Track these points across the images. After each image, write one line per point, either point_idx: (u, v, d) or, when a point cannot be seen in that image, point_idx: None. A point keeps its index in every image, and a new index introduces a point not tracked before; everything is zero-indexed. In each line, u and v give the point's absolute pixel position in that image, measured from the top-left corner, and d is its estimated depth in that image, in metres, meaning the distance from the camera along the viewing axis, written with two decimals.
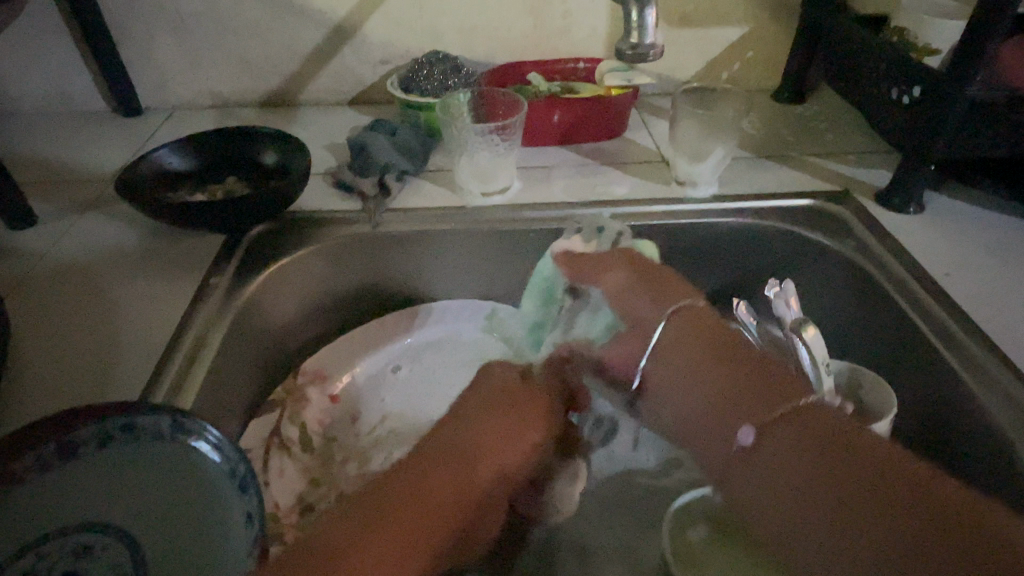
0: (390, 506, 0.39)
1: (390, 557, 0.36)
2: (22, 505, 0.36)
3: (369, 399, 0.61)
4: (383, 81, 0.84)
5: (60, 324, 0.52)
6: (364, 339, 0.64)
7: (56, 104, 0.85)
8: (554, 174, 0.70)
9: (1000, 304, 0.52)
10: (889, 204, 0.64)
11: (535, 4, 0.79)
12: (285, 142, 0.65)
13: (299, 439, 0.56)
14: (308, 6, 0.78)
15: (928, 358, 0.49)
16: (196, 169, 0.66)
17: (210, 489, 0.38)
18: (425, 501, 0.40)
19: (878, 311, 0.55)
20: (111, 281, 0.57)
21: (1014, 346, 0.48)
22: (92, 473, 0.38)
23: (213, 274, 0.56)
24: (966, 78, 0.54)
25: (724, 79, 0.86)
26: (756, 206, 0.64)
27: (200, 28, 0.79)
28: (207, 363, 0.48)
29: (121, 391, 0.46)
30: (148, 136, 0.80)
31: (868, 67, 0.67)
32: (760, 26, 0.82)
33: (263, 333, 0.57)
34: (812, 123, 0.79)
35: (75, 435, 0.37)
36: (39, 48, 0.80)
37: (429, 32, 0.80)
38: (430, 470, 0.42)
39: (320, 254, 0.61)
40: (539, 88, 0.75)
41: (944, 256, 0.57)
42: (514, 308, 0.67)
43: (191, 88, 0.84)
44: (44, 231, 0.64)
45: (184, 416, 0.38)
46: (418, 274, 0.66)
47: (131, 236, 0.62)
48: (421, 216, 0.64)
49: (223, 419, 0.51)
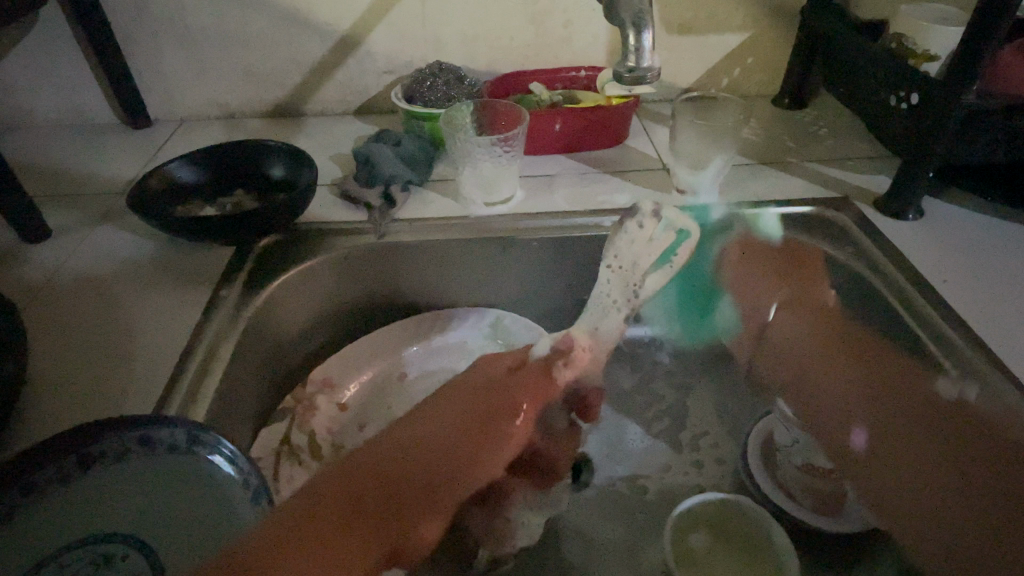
0: (361, 475, 0.41)
1: (351, 540, 0.38)
2: (46, 513, 0.37)
3: (376, 405, 0.62)
4: (387, 91, 0.86)
5: (75, 336, 0.53)
6: (371, 345, 0.65)
7: (67, 116, 0.87)
8: (556, 183, 0.71)
9: (996, 311, 0.53)
10: (887, 209, 0.64)
11: (536, 13, 0.80)
12: (292, 155, 0.67)
13: (307, 447, 0.57)
14: (312, 18, 0.79)
15: (924, 364, 0.50)
16: (205, 182, 0.67)
17: (223, 499, 0.39)
18: (401, 505, 0.41)
19: (876, 317, 0.56)
20: (124, 293, 0.58)
21: (1011, 353, 0.48)
22: (110, 482, 0.39)
23: (223, 285, 0.57)
24: (961, 90, 0.54)
25: (724, 84, 0.87)
26: (756, 214, 0.65)
27: (207, 41, 0.80)
28: (220, 374, 0.50)
29: (137, 402, 0.47)
30: (157, 147, 0.81)
31: (867, 73, 0.68)
32: (760, 33, 0.83)
33: (274, 343, 0.59)
34: (811, 128, 0.80)
35: (93, 448, 0.38)
36: (51, 62, 0.81)
37: (432, 41, 0.81)
38: (386, 445, 0.45)
39: (327, 264, 0.62)
40: (541, 97, 0.76)
41: (941, 263, 0.58)
42: (518, 315, 0.67)
43: (200, 100, 0.85)
44: (57, 244, 0.65)
45: (200, 430, 0.39)
46: (427, 285, 0.67)
47: (143, 247, 0.63)
48: (426, 227, 0.65)
49: (236, 428, 0.52)
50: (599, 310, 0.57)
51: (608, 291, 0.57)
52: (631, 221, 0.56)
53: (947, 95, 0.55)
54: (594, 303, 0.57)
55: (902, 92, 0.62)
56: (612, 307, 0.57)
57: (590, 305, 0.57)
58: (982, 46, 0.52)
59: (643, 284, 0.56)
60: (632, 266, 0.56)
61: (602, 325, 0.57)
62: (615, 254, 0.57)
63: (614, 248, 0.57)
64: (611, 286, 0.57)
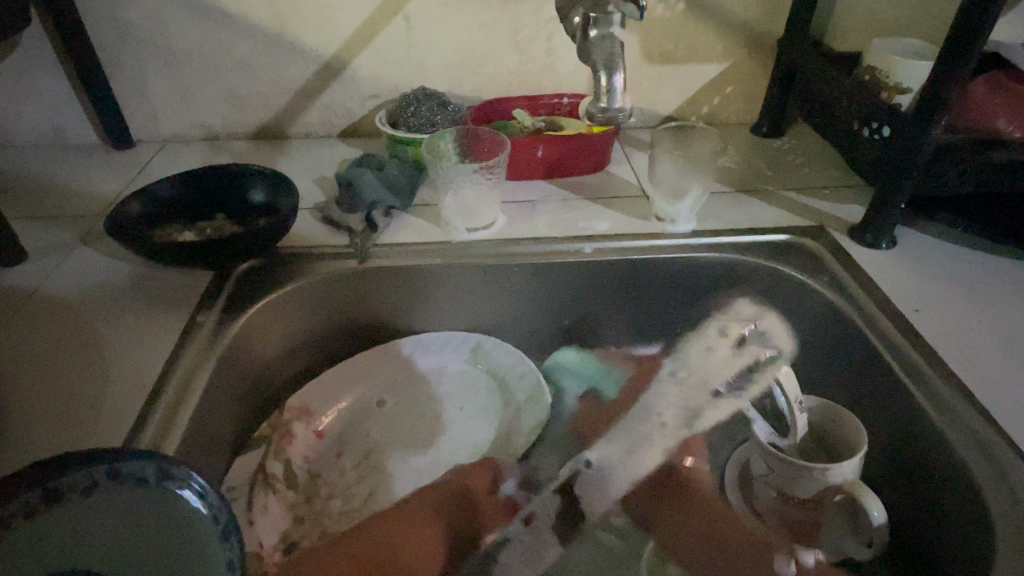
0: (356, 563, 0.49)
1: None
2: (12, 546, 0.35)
3: (354, 432, 0.62)
4: (371, 115, 0.86)
5: (46, 363, 0.53)
6: (349, 371, 0.65)
7: (48, 136, 0.86)
8: (538, 209, 0.72)
9: (964, 340, 0.54)
10: (862, 239, 0.65)
11: (520, 41, 0.81)
12: (273, 181, 0.67)
13: (283, 476, 0.57)
14: (298, 42, 0.80)
15: (896, 395, 0.51)
16: (184, 207, 0.67)
17: (189, 536, 0.39)
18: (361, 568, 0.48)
19: (849, 346, 0.57)
20: (99, 319, 0.57)
21: (977, 382, 0.50)
22: (74, 520, 0.37)
23: (200, 311, 0.57)
24: (929, 124, 0.56)
25: (704, 112, 0.89)
26: (732, 241, 0.66)
27: (192, 65, 0.81)
28: (193, 404, 0.49)
29: (108, 432, 0.46)
30: (139, 168, 0.81)
31: (841, 106, 0.70)
32: (738, 62, 0.85)
33: (250, 369, 0.58)
34: (788, 157, 0.82)
35: (60, 482, 0.37)
36: (33, 83, 0.81)
37: (416, 67, 0.82)
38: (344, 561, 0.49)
39: (306, 290, 0.61)
40: (524, 124, 0.78)
41: (910, 291, 0.59)
42: (500, 340, 0.68)
43: (183, 121, 0.85)
44: (33, 266, 0.64)
45: (170, 462, 0.39)
46: (409, 311, 0.67)
47: (120, 272, 0.63)
48: (408, 251, 0.65)
49: (208, 455, 0.51)
50: (642, 433, 0.63)
51: (662, 410, 0.64)
52: (718, 321, 0.67)
53: (916, 129, 0.57)
54: (635, 433, 0.63)
55: (875, 124, 0.63)
56: (655, 430, 0.63)
57: (637, 423, 0.64)
58: (947, 86, 0.53)
59: (699, 409, 0.63)
60: (700, 382, 0.65)
61: (636, 455, 0.61)
62: (685, 368, 0.66)
63: (686, 363, 0.67)
64: (665, 402, 0.64)
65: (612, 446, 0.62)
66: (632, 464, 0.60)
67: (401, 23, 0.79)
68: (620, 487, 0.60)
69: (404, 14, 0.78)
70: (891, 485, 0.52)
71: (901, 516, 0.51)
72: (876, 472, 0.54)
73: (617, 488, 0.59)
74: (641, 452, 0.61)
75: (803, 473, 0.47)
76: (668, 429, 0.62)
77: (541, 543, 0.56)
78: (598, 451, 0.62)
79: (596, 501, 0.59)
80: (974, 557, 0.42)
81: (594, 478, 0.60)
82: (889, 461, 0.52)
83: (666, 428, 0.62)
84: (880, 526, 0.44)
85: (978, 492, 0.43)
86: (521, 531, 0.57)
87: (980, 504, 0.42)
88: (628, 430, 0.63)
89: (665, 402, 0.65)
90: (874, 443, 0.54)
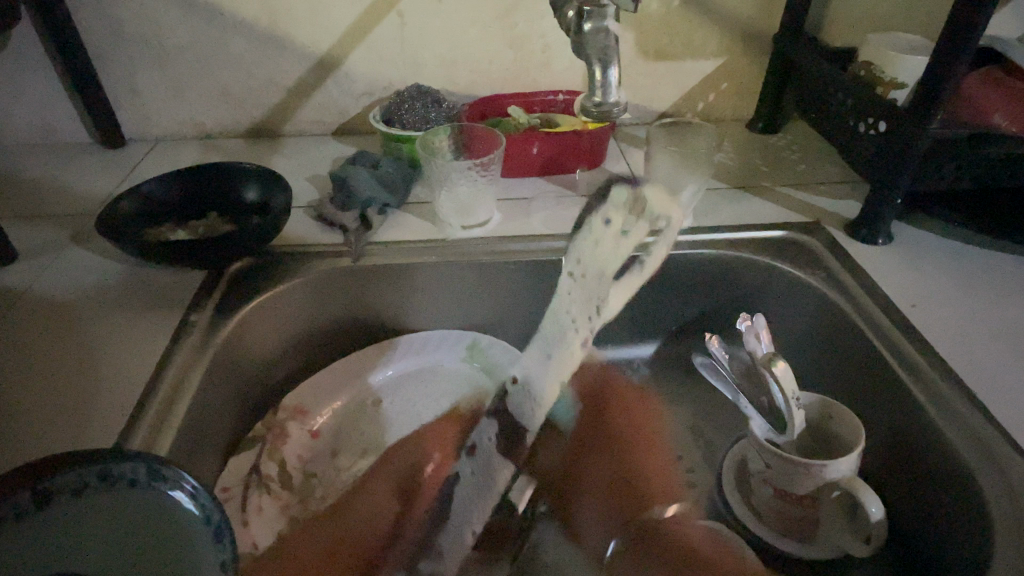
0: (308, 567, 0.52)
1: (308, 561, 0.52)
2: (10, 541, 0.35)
3: (349, 431, 0.61)
4: (365, 112, 0.86)
5: (36, 365, 0.52)
6: (345, 370, 0.64)
7: (39, 135, 0.85)
8: (533, 206, 0.71)
9: (960, 336, 0.54)
10: (858, 235, 0.65)
11: (515, 38, 0.81)
12: (267, 179, 0.66)
13: (278, 476, 0.56)
14: (291, 40, 0.79)
15: (893, 389, 0.51)
16: (177, 205, 0.66)
17: (179, 538, 0.37)
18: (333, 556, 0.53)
19: (845, 342, 0.57)
20: (90, 319, 0.57)
21: (974, 376, 0.49)
22: (67, 521, 0.37)
23: (193, 311, 0.56)
24: (926, 120, 0.55)
25: (700, 109, 0.88)
26: (729, 238, 0.65)
27: (184, 62, 0.80)
28: (187, 404, 0.49)
29: (100, 434, 0.46)
30: (131, 167, 0.80)
31: (837, 100, 0.70)
32: (733, 58, 0.84)
33: (245, 368, 0.58)
34: (784, 153, 0.81)
35: (50, 484, 0.37)
36: (23, 80, 0.80)
37: (412, 65, 0.82)
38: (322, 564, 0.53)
39: (302, 287, 0.61)
40: (519, 120, 0.77)
41: (907, 286, 0.59)
42: (496, 338, 0.67)
43: (176, 119, 0.85)
44: (23, 266, 0.64)
45: (161, 463, 0.38)
46: (404, 309, 0.67)
47: (111, 271, 0.62)
48: (404, 249, 0.65)
49: (202, 455, 0.51)
50: (562, 330, 0.63)
51: (569, 309, 0.62)
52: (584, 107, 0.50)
53: (913, 124, 0.56)
54: (555, 326, 0.64)
55: (871, 119, 0.63)
56: (570, 326, 0.63)
57: (549, 328, 0.64)
58: (943, 78, 0.53)
59: (606, 300, 0.61)
60: (597, 278, 0.61)
61: (554, 359, 0.63)
62: (579, 261, 0.62)
63: (578, 255, 0.62)
64: (573, 303, 0.62)
65: (534, 357, 0.64)
66: (560, 360, 0.63)
67: (395, 20, 0.78)
68: (546, 391, 0.63)
69: (398, 10, 0.78)
70: (889, 480, 0.52)
71: (896, 511, 0.51)
72: (874, 468, 0.54)
73: (544, 398, 0.63)
74: (563, 354, 0.63)
75: (802, 470, 0.46)
76: (581, 321, 0.62)
77: (488, 471, 0.60)
78: (521, 367, 0.64)
79: (531, 413, 0.63)
80: (973, 552, 0.42)
81: (524, 394, 0.63)
82: (887, 456, 0.52)
83: (578, 325, 0.62)
84: (880, 521, 0.44)
85: (977, 486, 0.42)
86: (472, 464, 0.61)
87: (979, 497, 0.42)
88: (545, 330, 0.64)
89: (570, 302, 0.63)
90: (870, 438, 0.54)
